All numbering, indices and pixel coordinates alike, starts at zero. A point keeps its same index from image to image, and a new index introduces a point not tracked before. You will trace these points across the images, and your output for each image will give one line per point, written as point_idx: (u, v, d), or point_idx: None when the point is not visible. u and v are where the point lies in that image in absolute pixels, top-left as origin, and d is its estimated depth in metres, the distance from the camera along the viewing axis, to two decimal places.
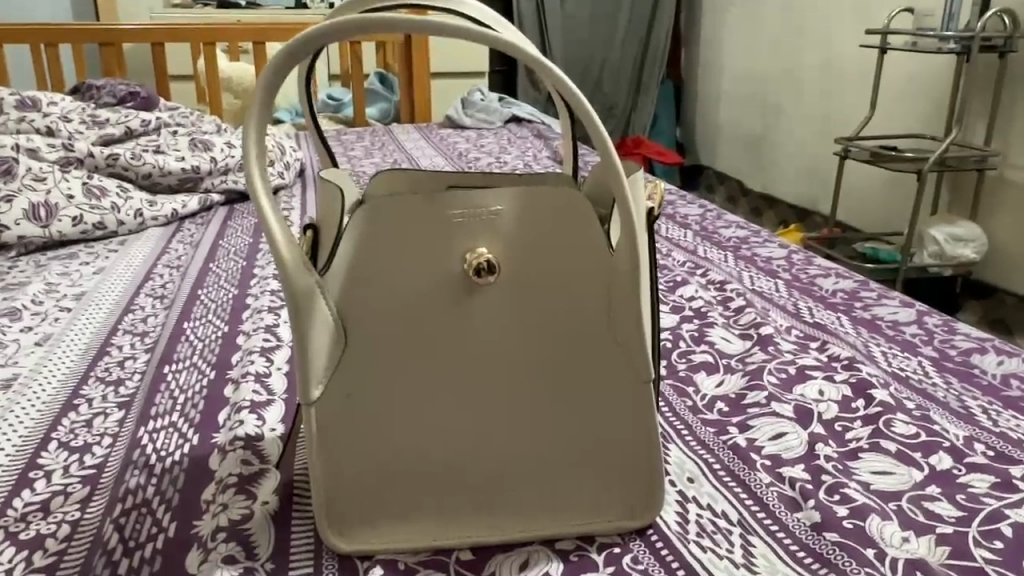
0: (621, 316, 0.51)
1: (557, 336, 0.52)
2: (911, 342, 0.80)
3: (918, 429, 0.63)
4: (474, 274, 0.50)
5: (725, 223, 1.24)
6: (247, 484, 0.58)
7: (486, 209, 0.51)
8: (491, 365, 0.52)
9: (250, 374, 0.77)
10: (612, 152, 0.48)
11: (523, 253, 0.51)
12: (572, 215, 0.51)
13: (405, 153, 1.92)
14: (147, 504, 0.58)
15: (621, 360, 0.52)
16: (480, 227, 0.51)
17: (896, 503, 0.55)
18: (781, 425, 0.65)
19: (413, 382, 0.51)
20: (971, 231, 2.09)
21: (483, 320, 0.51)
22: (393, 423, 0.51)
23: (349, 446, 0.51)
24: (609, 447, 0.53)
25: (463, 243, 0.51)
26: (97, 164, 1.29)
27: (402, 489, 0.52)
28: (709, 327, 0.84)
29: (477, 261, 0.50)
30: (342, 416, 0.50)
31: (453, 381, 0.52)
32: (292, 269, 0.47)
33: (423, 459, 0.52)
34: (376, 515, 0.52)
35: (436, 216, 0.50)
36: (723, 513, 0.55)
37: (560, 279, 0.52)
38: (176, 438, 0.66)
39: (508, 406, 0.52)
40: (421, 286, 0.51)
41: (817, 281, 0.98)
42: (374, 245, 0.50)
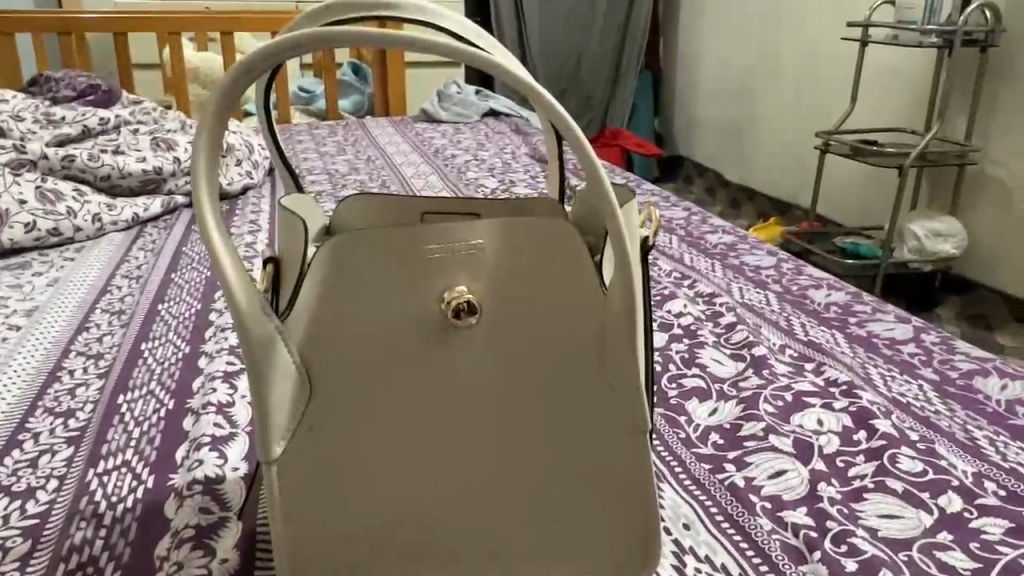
0: (614, 359, 0.47)
1: (544, 380, 0.48)
2: (910, 363, 0.77)
3: (925, 466, 0.60)
4: (452, 315, 0.46)
5: (711, 228, 1.20)
6: (204, 539, 0.54)
7: (466, 243, 0.46)
8: (471, 412, 0.47)
9: (211, 404, 0.71)
10: (606, 183, 0.43)
11: (507, 290, 0.47)
12: (560, 247, 0.47)
13: (378, 149, 1.85)
14: (95, 562, 0.52)
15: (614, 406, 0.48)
16: (459, 262, 0.46)
17: (907, 553, 0.51)
18: (780, 462, 0.61)
19: (386, 432, 0.46)
20: (951, 227, 2.06)
21: (463, 363, 0.47)
22: (364, 481, 0.46)
23: (315, 507, 0.46)
24: (601, 499, 0.48)
25: (440, 281, 0.46)
26: (52, 166, 1.21)
27: (375, 551, 0.47)
28: (699, 348, 0.80)
29: (456, 301, 0.45)
30: (307, 473, 0.46)
31: (429, 430, 0.47)
32: (249, 315, 0.42)
33: (398, 516, 0.47)
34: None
35: (410, 251, 0.45)
36: (723, 567, 0.51)
37: (548, 318, 0.47)
38: (129, 481, 0.61)
39: (490, 457, 0.48)
40: (394, 327, 0.46)
41: (808, 293, 0.95)
42: (342, 283, 0.45)
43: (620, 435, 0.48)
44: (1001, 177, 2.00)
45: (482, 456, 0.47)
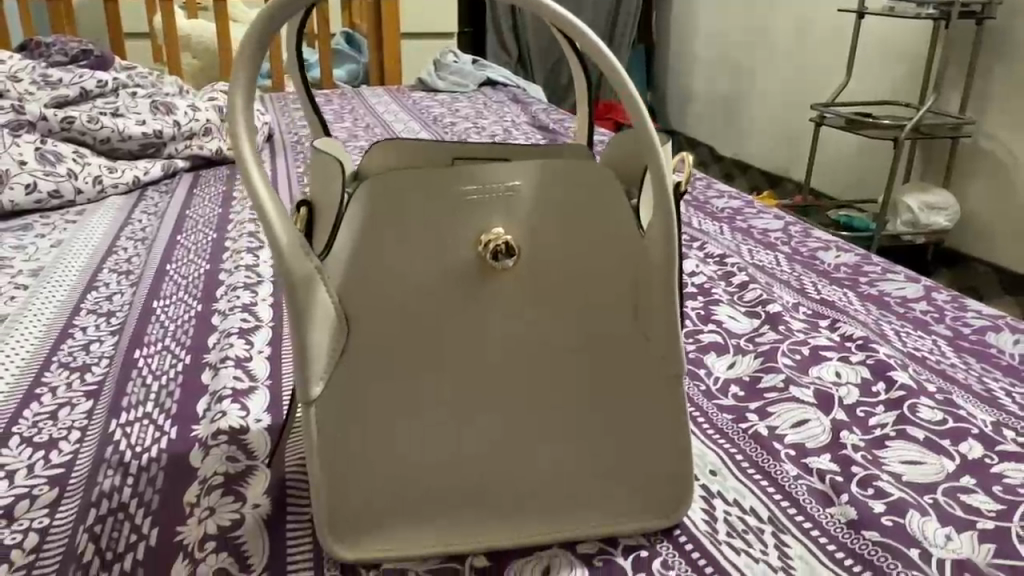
0: (650, 302, 0.47)
1: (579, 323, 0.48)
2: (923, 320, 0.77)
3: (945, 415, 0.61)
4: (491, 258, 0.45)
5: (717, 193, 1.21)
6: (234, 485, 0.54)
7: (503, 186, 0.46)
8: (507, 356, 0.47)
9: (229, 359, 0.71)
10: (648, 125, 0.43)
11: (543, 235, 0.47)
12: (597, 191, 0.47)
13: (376, 117, 1.84)
14: (125, 508, 0.52)
15: (647, 347, 0.48)
16: (497, 206, 0.46)
17: (931, 496, 0.52)
18: (802, 411, 0.62)
19: (422, 375, 0.46)
20: (944, 199, 2.07)
21: (499, 308, 0.47)
22: (399, 423, 0.46)
23: (351, 448, 0.46)
24: (634, 442, 0.49)
25: (477, 223, 0.46)
26: (51, 128, 1.20)
27: (412, 493, 0.47)
28: (714, 305, 0.80)
29: (494, 243, 0.45)
30: (345, 415, 0.46)
31: (466, 375, 0.47)
32: (290, 254, 0.42)
33: (434, 459, 0.47)
34: (382, 523, 0.47)
35: (448, 193, 0.45)
36: (752, 510, 0.51)
37: (582, 260, 0.47)
38: (152, 432, 0.61)
39: (525, 398, 0.48)
40: (430, 270, 0.46)
41: (818, 255, 0.95)
42: (380, 225, 0.45)
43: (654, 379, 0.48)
44: (994, 149, 2.00)
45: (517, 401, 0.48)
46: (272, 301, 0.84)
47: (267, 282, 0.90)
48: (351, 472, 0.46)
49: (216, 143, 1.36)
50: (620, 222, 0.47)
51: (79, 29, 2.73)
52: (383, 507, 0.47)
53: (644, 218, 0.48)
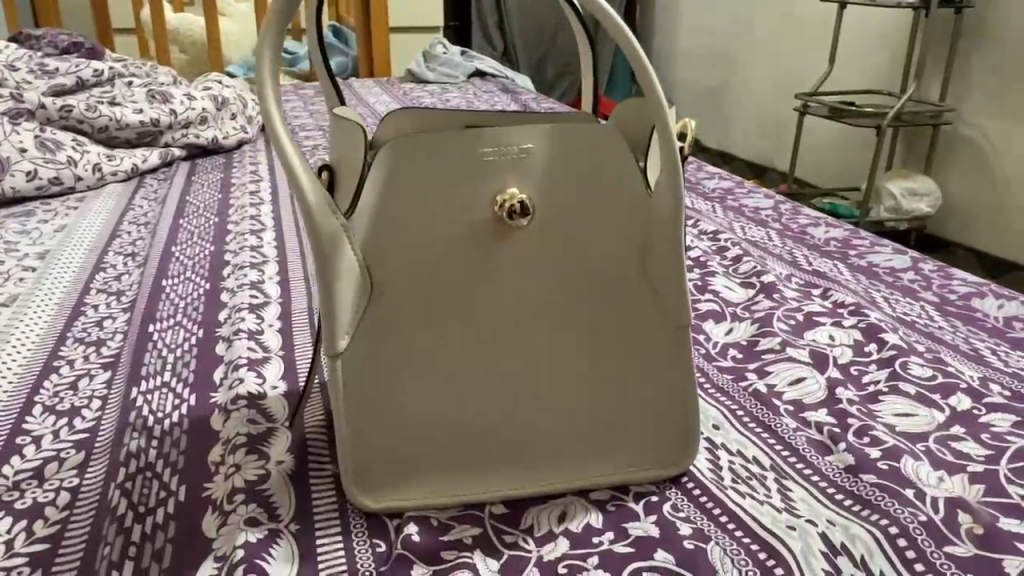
0: (657, 256, 0.50)
1: (590, 280, 0.50)
2: (911, 288, 0.80)
3: (934, 372, 0.63)
4: (507, 217, 0.48)
5: (708, 174, 1.23)
6: (258, 444, 0.56)
7: (517, 148, 0.48)
8: (522, 312, 0.50)
9: (242, 331, 0.73)
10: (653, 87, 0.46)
11: (556, 194, 0.49)
12: (606, 154, 0.49)
13: (368, 107, 1.85)
14: (152, 467, 0.54)
15: (654, 301, 0.51)
16: (512, 167, 0.48)
17: (924, 443, 0.55)
18: (798, 370, 0.64)
19: (442, 329, 0.49)
20: (926, 185, 2.12)
21: (515, 266, 0.49)
22: (421, 376, 0.49)
23: (376, 401, 0.48)
24: (643, 393, 0.51)
25: (493, 184, 0.48)
26: (50, 117, 1.21)
27: (433, 443, 0.49)
28: (710, 277, 0.83)
29: (510, 203, 0.48)
30: (370, 368, 0.48)
31: (483, 329, 0.49)
32: (318, 213, 0.44)
33: (455, 411, 0.49)
34: (407, 471, 0.49)
35: (466, 156, 0.48)
36: (755, 459, 0.54)
37: (592, 219, 0.50)
38: (172, 398, 0.63)
39: (540, 351, 0.50)
40: (450, 229, 0.48)
41: (808, 230, 0.98)
42: (402, 187, 0.47)
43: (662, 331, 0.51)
44: (974, 134, 2.05)
45: (533, 354, 0.50)
46: (279, 279, 0.86)
47: (272, 261, 0.91)
48: (373, 426, 0.48)
49: (213, 131, 1.38)
50: (629, 182, 0.50)
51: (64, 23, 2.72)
52: (407, 457, 0.49)
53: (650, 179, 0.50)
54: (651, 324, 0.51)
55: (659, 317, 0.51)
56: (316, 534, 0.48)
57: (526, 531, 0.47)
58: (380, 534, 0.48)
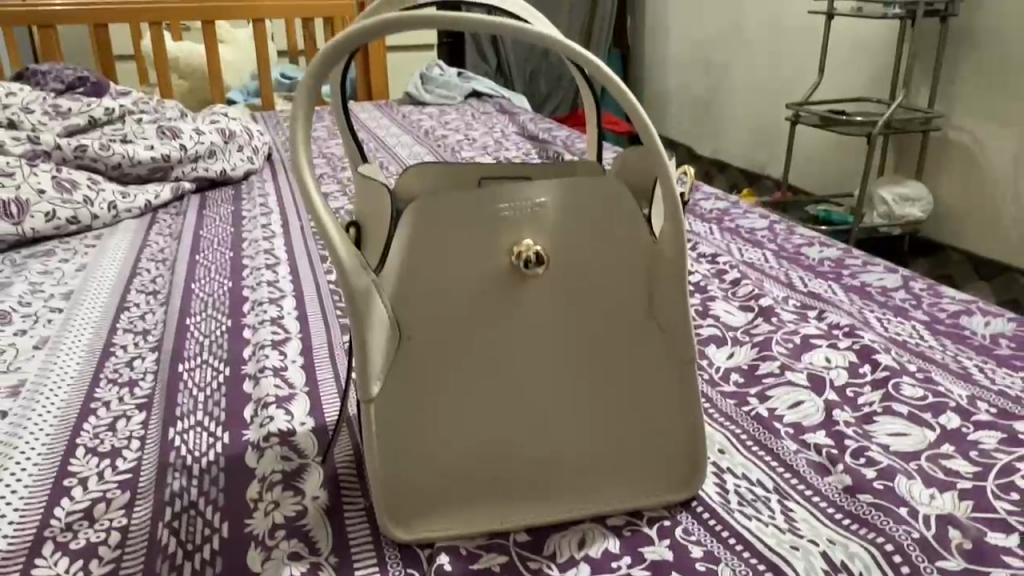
0: (663, 296, 0.54)
1: (602, 320, 0.54)
2: (902, 307, 0.84)
3: (925, 391, 0.67)
4: (523, 265, 0.52)
5: (704, 194, 1.28)
6: (293, 480, 0.59)
7: (531, 202, 0.52)
8: (540, 352, 0.53)
9: (267, 368, 0.77)
10: (655, 142, 0.50)
11: (568, 242, 0.53)
12: (613, 203, 0.53)
13: (369, 132, 1.89)
14: (195, 505, 0.58)
15: (662, 339, 0.54)
16: (526, 219, 0.52)
17: (916, 462, 0.59)
18: (797, 394, 0.68)
19: (466, 371, 0.52)
20: (917, 191, 2.16)
21: (531, 310, 0.53)
22: (448, 415, 0.52)
23: (407, 440, 0.52)
24: (655, 424, 0.55)
25: (510, 235, 0.52)
26: (66, 156, 1.25)
27: (460, 477, 0.53)
28: (711, 302, 0.86)
29: (526, 253, 0.51)
30: (400, 410, 0.51)
31: (504, 370, 0.53)
32: (351, 269, 0.48)
33: (479, 449, 0.53)
34: (436, 505, 0.53)
35: (484, 210, 0.51)
36: (759, 482, 0.58)
37: (602, 263, 0.53)
38: (207, 437, 0.66)
39: (556, 388, 0.54)
40: (471, 278, 0.52)
41: (803, 250, 1.02)
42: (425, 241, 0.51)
43: (670, 366, 0.54)
44: (962, 141, 2.09)
45: (551, 391, 0.54)
46: (297, 314, 0.89)
47: (289, 296, 0.95)
48: (404, 464, 0.52)
49: (221, 164, 1.42)
50: (634, 229, 0.53)
51: (65, 53, 2.76)
52: (436, 491, 0.52)
53: (655, 225, 0.54)
54: (661, 360, 0.55)
55: (667, 352, 0.55)
56: (354, 566, 0.51)
57: (550, 558, 0.51)
58: (413, 565, 0.52)
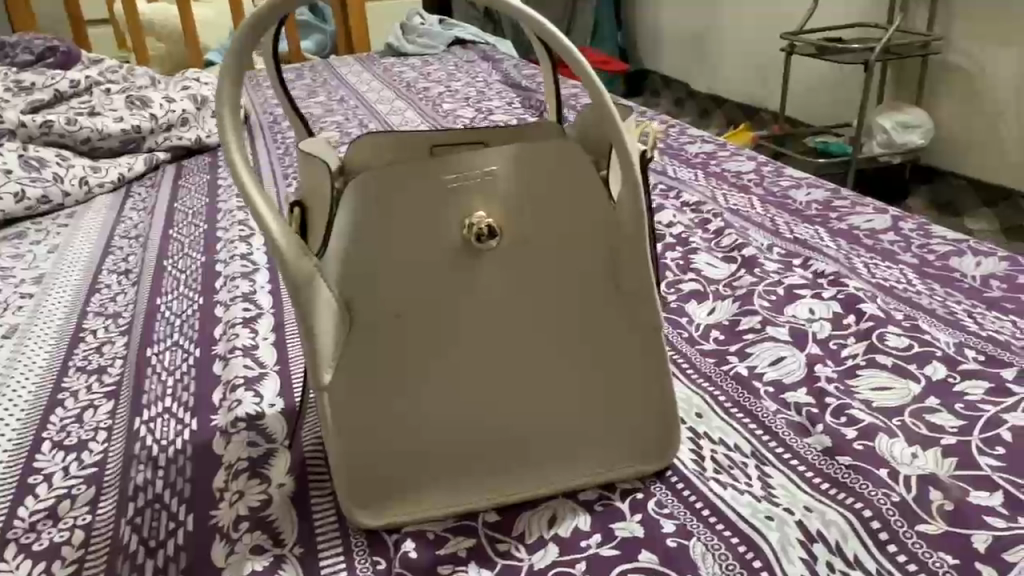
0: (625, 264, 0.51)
1: (562, 291, 0.51)
2: (890, 251, 0.81)
3: (911, 341, 0.65)
4: (477, 240, 0.49)
5: (691, 138, 1.24)
6: (258, 467, 0.58)
7: (480, 171, 0.49)
8: (498, 329, 0.51)
9: (237, 348, 0.75)
10: (604, 98, 0.47)
11: (523, 211, 0.50)
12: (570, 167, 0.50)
13: (348, 88, 1.83)
14: (160, 498, 0.57)
15: (627, 309, 0.52)
16: (476, 191, 0.49)
17: (899, 418, 0.57)
18: (779, 350, 0.66)
19: (422, 352, 0.50)
20: (917, 118, 2.10)
21: (488, 284, 0.50)
22: (405, 399, 0.50)
23: (363, 427, 0.50)
24: (622, 396, 0.53)
25: (459, 208, 0.49)
26: (31, 133, 1.22)
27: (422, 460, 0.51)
28: (693, 254, 0.84)
29: (477, 227, 0.49)
30: (354, 397, 0.50)
31: (461, 349, 0.51)
32: (289, 255, 0.46)
33: (440, 431, 0.51)
34: (404, 491, 0.51)
35: (430, 184, 0.48)
36: (736, 447, 0.56)
37: (560, 233, 0.51)
38: (175, 425, 0.65)
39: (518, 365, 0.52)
40: (420, 256, 0.49)
41: (790, 193, 0.99)
42: (370, 221, 0.48)
43: (638, 333, 0.52)
44: (963, 64, 2.02)
45: (515, 368, 0.52)
46: (270, 289, 0.87)
47: (263, 268, 0.93)
48: (364, 453, 0.50)
49: (195, 131, 1.38)
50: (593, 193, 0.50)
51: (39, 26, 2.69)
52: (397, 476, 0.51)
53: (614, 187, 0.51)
54: (630, 326, 0.52)
55: (632, 323, 0.52)
56: (319, 556, 0.50)
57: (518, 539, 0.50)
58: (380, 551, 0.50)
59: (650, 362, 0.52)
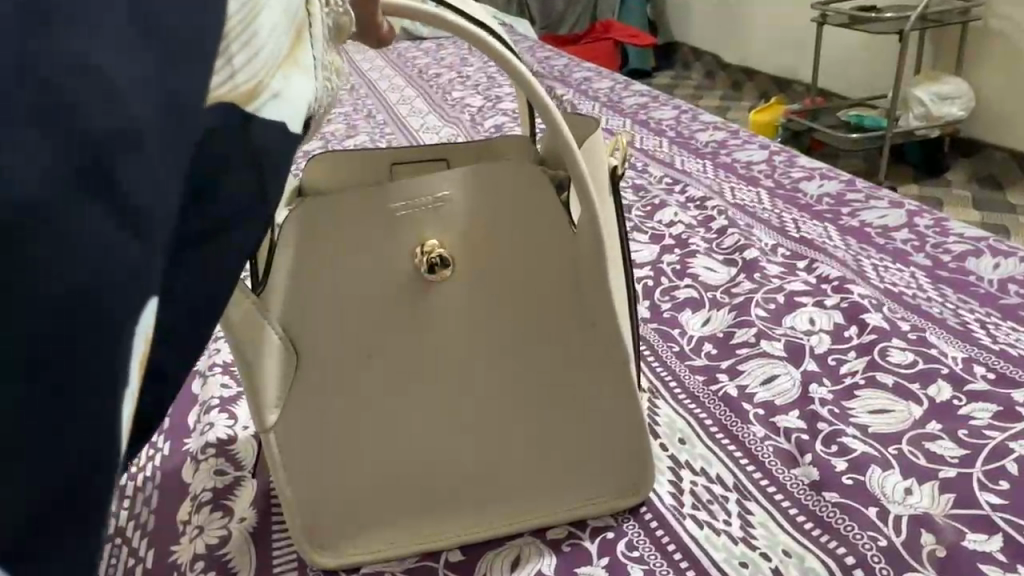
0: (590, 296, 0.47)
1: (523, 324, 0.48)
2: (903, 251, 0.76)
3: (915, 356, 0.61)
4: (427, 270, 0.46)
5: (702, 125, 1.18)
6: (223, 499, 0.56)
7: (431, 196, 0.45)
8: (454, 364, 0.48)
9: (217, 365, 0.73)
10: (560, 122, 0.44)
11: (479, 240, 0.46)
12: (530, 193, 0.46)
13: (358, 75, 1.80)
14: (121, 532, 0.55)
15: (594, 343, 0.48)
16: (428, 220, 0.46)
17: (896, 446, 0.53)
18: (773, 367, 0.62)
19: (375, 389, 0.48)
20: (958, 89, 1.97)
21: (444, 318, 0.47)
22: (357, 438, 0.48)
23: (315, 466, 0.48)
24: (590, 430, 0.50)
25: (410, 238, 0.46)
26: None
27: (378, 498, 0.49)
28: (691, 257, 0.79)
29: (429, 255, 0.45)
30: (303, 435, 0.48)
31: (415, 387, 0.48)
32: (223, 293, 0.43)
33: (396, 469, 0.49)
34: (360, 529, 0.50)
35: (377, 215, 0.45)
36: (718, 478, 0.52)
37: (520, 263, 0.47)
38: (146, 449, 0.64)
39: (477, 401, 0.49)
40: (369, 291, 0.46)
41: (801, 186, 0.94)
42: (314, 254, 0.45)
43: (606, 366, 0.49)
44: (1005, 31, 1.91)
45: (474, 404, 0.49)
46: None
47: None
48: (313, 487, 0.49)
49: None
50: (554, 218, 0.47)
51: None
52: (351, 515, 0.49)
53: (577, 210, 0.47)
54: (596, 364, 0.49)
55: (599, 356, 0.49)
56: None
57: None
58: None
59: (618, 396, 0.49)
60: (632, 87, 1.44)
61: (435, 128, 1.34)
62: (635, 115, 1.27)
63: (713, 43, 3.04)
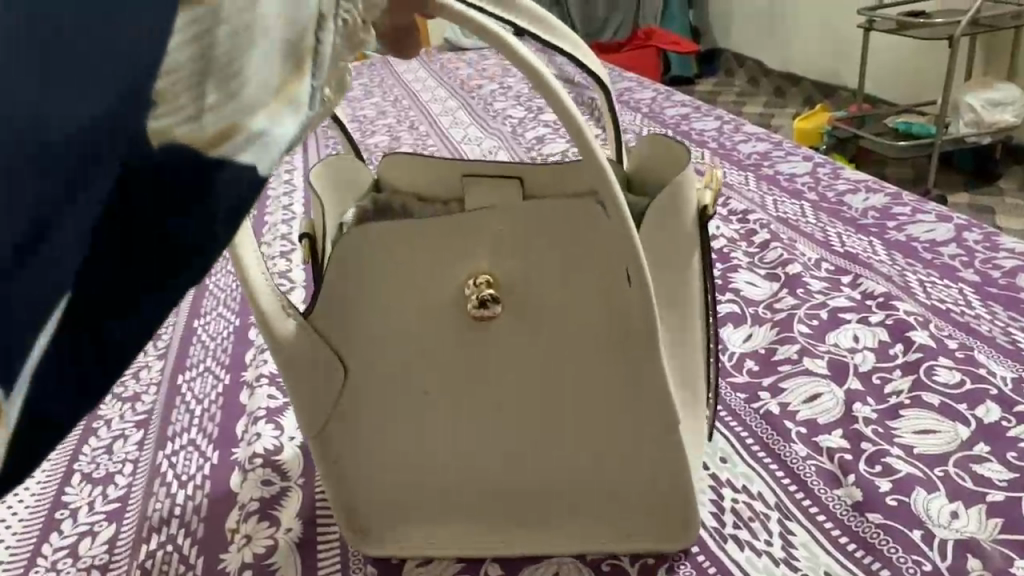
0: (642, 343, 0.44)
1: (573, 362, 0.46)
2: (950, 267, 0.75)
3: (962, 376, 0.60)
4: (476, 307, 0.43)
5: (744, 136, 1.18)
6: (270, 508, 0.58)
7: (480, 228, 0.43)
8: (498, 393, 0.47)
9: (264, 376, 0.75)
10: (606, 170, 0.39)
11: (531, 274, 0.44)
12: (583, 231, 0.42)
13: (401, 85, 1.82)
14: (173, 539, 0.57)
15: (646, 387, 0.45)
16: (478, 250, 0.43)
17: (942, 468, 0.52)
18: (815, 385, 0.61)
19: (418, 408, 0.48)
20: (1010, 95, 1.93)
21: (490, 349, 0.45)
22: (402, 447, 0.49)
23: (361, 468, 0.50)
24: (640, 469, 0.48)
25: (462, 270, 0.43)
26: None
27: (419, 503, 0.51)
28: (733, 271, 0.79)
29: (480, 291, 0.43)
30: (349, 441, 0.49)
31: (457, 408, 0.47)
32: (273, 316, 0.43)
33: (438, 478, 0.50)
34: (402, 527, 0.51)
35: (423, 246, 0.43)
36: (759, 496, 0.52)
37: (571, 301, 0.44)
38: (197, 458, 0.66)
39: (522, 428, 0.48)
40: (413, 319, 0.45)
41: (846, 199, 0.93)
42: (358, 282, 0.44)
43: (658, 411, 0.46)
44: None
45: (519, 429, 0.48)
46: None
47: (299, 287, 0.93)
48: (348, 485, 0.50)
49: None
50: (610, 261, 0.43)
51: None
52: (393, 514, 0.51)
53: None
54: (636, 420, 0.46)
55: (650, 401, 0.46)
56: None
57: None
58: None
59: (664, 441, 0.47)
60: (674, 97, 1.43)
61: (477, 139, 1.35)
62: (677, 126, 1.26)
63: (756, 49, 3.01)
